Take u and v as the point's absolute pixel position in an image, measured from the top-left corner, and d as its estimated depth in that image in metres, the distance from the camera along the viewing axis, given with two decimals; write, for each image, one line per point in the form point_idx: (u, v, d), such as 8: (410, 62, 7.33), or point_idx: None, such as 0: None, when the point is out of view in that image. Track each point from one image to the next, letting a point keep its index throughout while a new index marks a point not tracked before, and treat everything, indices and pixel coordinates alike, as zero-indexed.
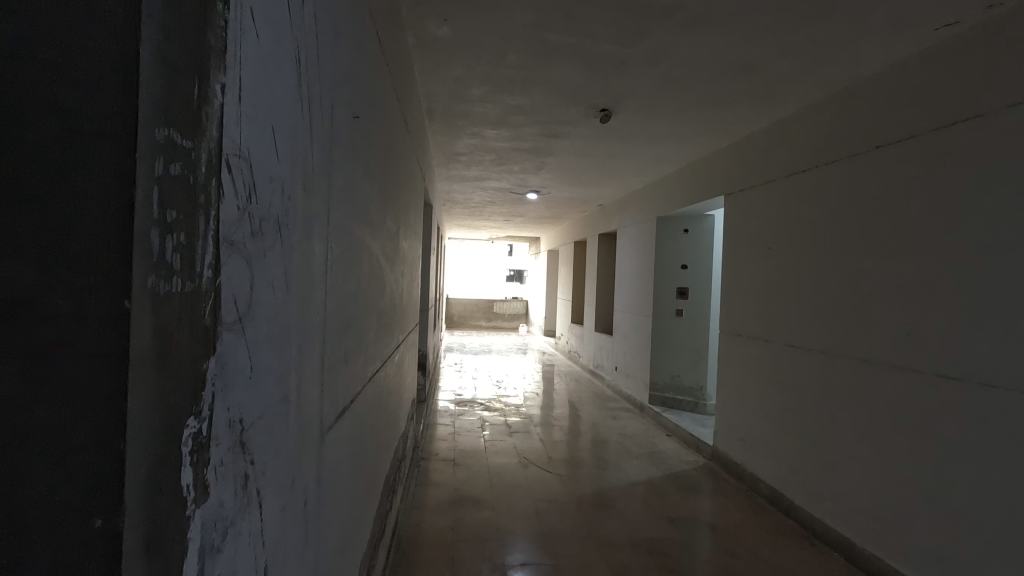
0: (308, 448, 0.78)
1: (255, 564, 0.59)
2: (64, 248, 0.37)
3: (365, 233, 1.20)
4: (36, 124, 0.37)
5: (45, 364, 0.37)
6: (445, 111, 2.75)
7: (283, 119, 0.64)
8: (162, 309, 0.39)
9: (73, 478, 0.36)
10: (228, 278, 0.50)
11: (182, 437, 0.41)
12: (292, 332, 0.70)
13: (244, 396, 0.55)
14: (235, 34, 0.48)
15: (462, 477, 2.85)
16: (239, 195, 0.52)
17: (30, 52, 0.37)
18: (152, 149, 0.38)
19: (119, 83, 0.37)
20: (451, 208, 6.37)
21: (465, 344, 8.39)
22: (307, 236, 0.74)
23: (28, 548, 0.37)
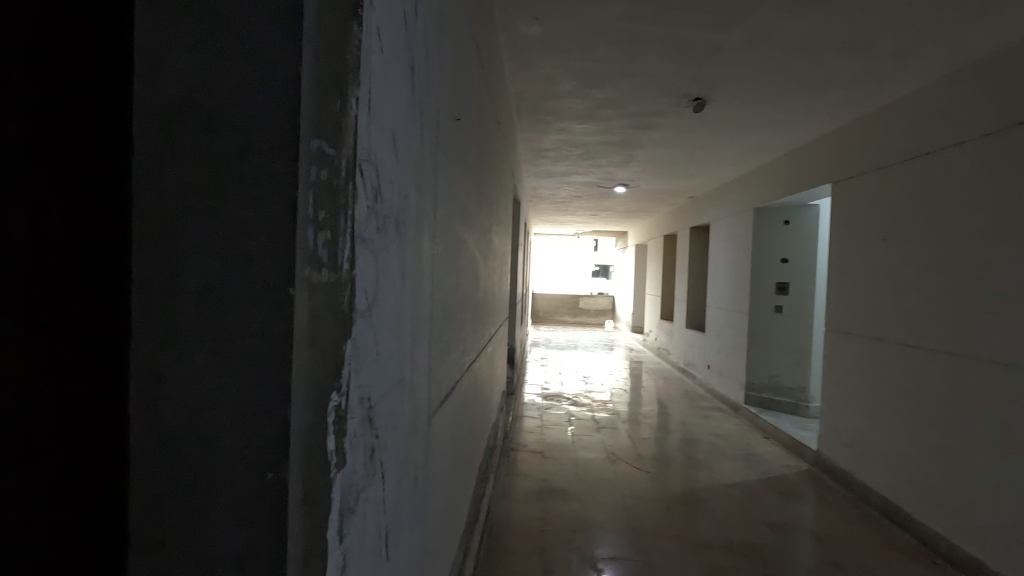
0: (418, 428, 0.84)
1: (379, 529, 0.65)
2: (240, 242, 0.43)
3: (463, 230, 1.26)
4: (216, 139, 0.44)
5: (223, 343, 0.44)
6: (533, 108, 2.79)
7: (401, 124, 0.70)
8: (314, 297, 0.46)
9: (249, 440, 0.43)
10: (361, 270, 0.56)
11: (327, 408, 0.48)
12: (407, 322, 0.76)
13: (371, 375, 0.61)
14: (367, 51, 0.54)
15: (551, 468, 2.90)
16: (369, 195, 0.58)
17: (215, 81, 0.43)
18: (309, 158, 0.44)
19: (285, 101, 0.43)
20: (538, 205, 6.43)
21: (551, 339, 8.45)
22: (418, 232, 0.80)
23: (211, 494, 0.44)
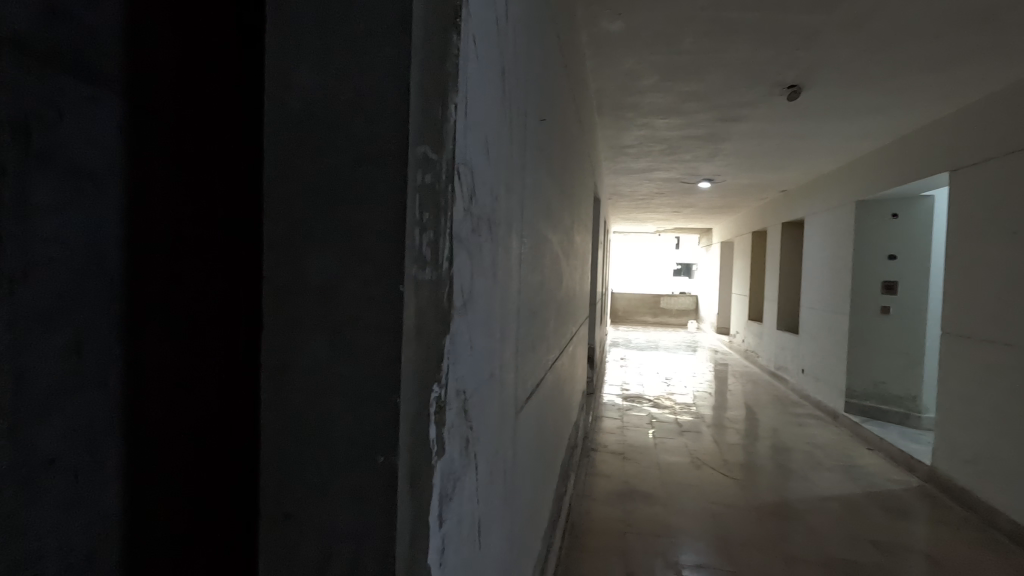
0: (506, 423, 0.86)
1: (472, 517, 0.68)
2: (354, 242, 0.47)
3: (548, 229, 1.28)
4: (332, 148, 0.47)
5: (339, 334, 0.47)
6: (614, 105, 2.76)
7: (493, 127, 0.72)
8: (419, 293, 0.49)
9: (364, 423, 0.47)
10: (459, 268, 0.59)
11: (430, 398, 0.51)
12: (497, 318, 0.79)
13: (466, 369, 0.64)
14: (465, 58, 0.56)
15: (632, 470, 2.85)
16: (465, 197, 0.60)
17: (332, 95, 0.47)
18: (415, 163, 0.47)
19: (394, 110, 0.46)
20: (617, 202, 6.33)
21: (631, 340, 8.29)
22: (507, 231, 0.82)
23: (329, 472, 0.48)
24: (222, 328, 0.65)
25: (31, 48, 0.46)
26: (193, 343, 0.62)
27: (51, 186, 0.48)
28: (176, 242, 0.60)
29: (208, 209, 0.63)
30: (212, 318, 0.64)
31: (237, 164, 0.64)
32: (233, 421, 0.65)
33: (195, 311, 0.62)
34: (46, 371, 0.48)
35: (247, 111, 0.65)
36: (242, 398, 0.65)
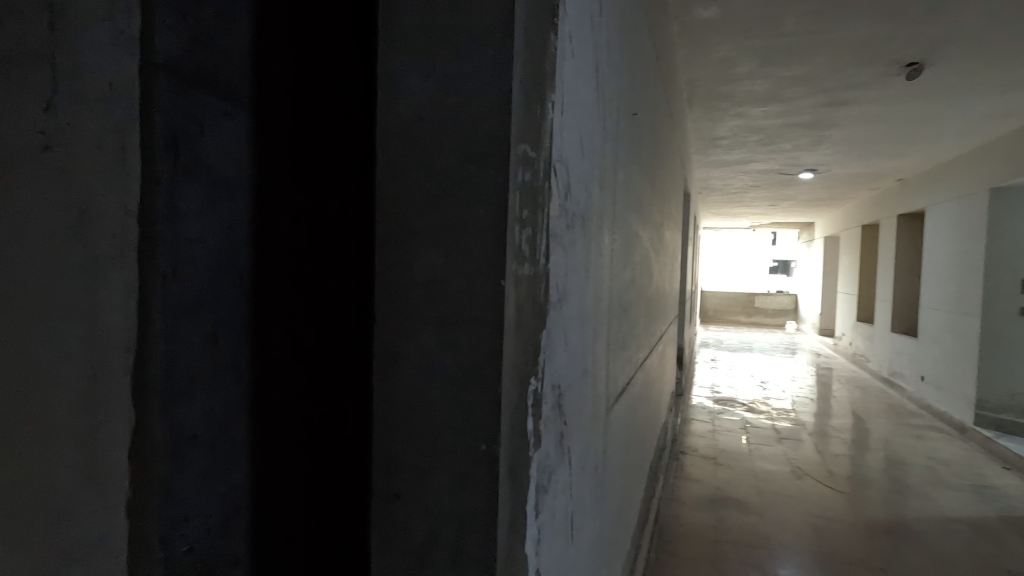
0: (597, 419, 0.86)
1: (566, 510, 0.69)
2: (458, 240, 0.49)
3: (638, 225, 1.26)
4: (438, 151, 0.50)
5: (444, 327, 0.50)
6: (706, 95, 2.64)
7: (587, 123, 0.72)
8: (519, 290, 0.50)
9: (467, 412, 0.49)
10: (555, 265, 0.59)
11: (527, 392, 0.52)
12: (589, 315, 0.78)
13: (561, 364, 0.64)
14: (562, 56, 0.57)
15: (725, 477, 2.73)
16: (561, 194, 0.61)
17: (438, 100, 0.50)
18: (516, 162, 0.49)
19: (495, 111, 0.48)
20: (709, 196, 6.06)
21: (722, 340, 7.91)
22: (599, 227, 0.82)
23: (434, 457, 0.50)
24: (336, 326, 0.70)
25: (179, 75, 0.54)
26: (311, 339, 0.68)
27: (192, 194, 0.55)
28: (297, 242, 0.66)
29: (323, 216, 0.68)
30: (329, 316, 0.69)
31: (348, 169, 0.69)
32: (345, 414, 0.69)
33: (313, 309, 0.68)
34: (190, 355, 0.56)
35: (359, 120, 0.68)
36: (353, 389, 0.70)
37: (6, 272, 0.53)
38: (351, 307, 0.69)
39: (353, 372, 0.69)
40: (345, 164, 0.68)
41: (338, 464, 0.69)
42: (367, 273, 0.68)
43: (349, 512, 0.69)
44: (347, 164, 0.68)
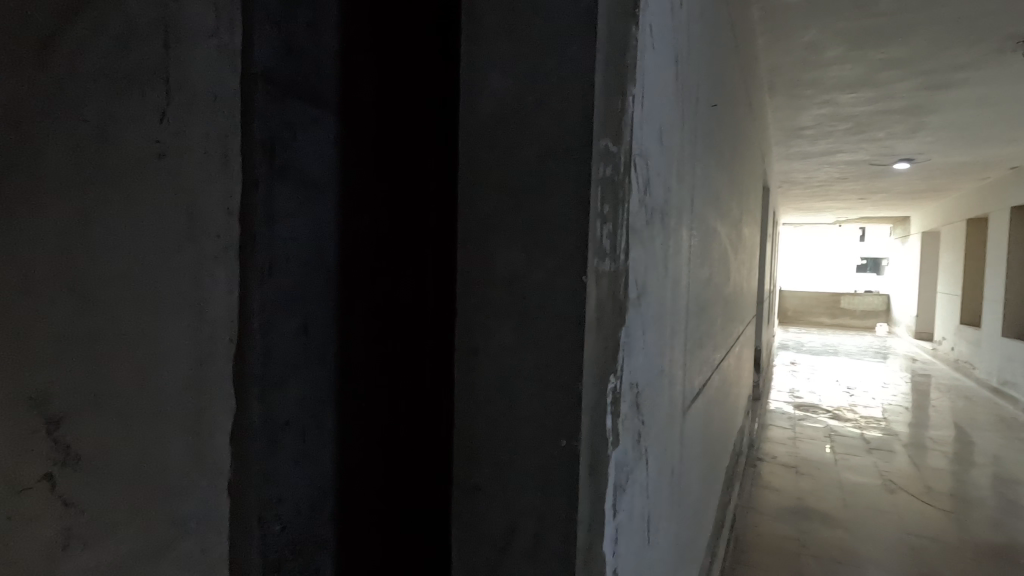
0: (674, 421, 0.84)
1: (643, 512, 0.67)
2: (540, 235, 0.49)
3: (716, 220, 1.21)
4: (519, 147, 0.50)
5: (525, 322, 0.50)
6: (789, 83, 2.50)
7: (667, 116, 0.70)
8: (600, 286, 0.50)
9: (546, 408, 0.49)
10: (635, 261, 0.58)
11: (608, 389, 0.52)
12: (667, 313, 0.76)
13: (639, 363, 0.63)
14: (643, 46, 0.56)
15: (807, 487, 2.58)
16: (641, 188, 0.60)
17: (520, 97, 0.50)
18: (599, 155, 0.48)
19: (577, 105, 0.48)
20: (790, 190, 5.73)
21: (803, 343, 7.47)
22: (678, 223, 0.79)
23: (514, 450, 0.51)
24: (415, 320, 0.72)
25: (276, 82, 0.57)
26: (391, 333, 0.71)
27: (286, 195, 0.59)
28: (379, 240, 0.69)
29: (402, 217, 0.72)
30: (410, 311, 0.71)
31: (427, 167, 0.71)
32: (429, 402, 0.74)
33: (394, 304, 0.71)
34: (285, 346, 0.59)
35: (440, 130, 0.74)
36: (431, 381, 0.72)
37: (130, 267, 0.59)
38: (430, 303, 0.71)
39: (433, 363, 0.74)
40: (427, 170, 0.73)
41: (422, 450, 0.74)
42: (448, 270, 0.74)
43: (432, 495, 0.74)
44: (429, 171, 0.74)
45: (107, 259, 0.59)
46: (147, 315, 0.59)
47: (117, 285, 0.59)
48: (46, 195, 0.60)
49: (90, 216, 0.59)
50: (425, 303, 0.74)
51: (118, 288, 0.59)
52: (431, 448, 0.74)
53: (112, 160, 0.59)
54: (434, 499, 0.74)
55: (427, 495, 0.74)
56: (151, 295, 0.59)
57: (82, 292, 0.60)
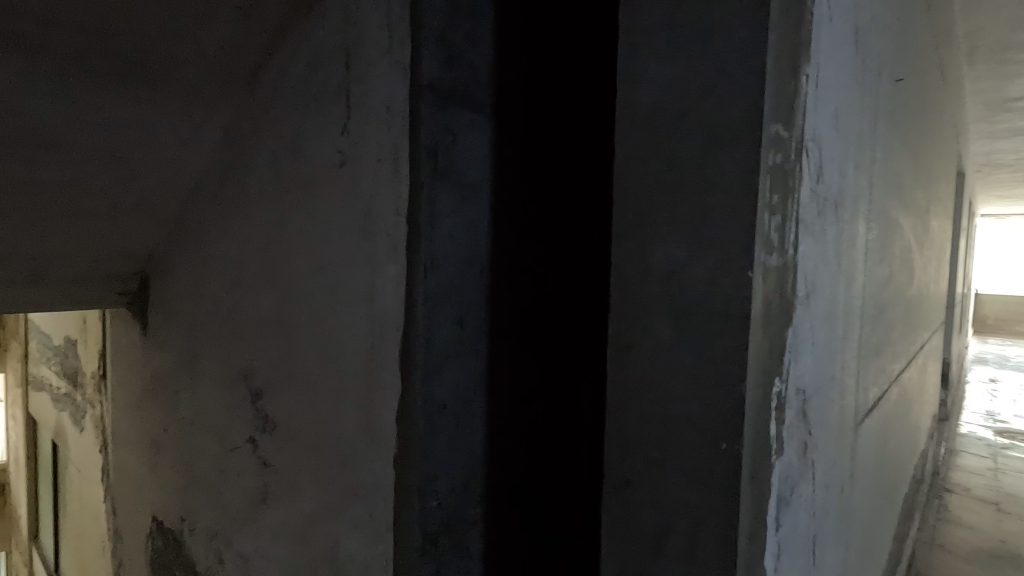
0: (846, 435, 0.75)
1: (808, 531, 0.61)
2: (701, 229, 0.48)
3: (899, 212, 1.06)
4: (679, 138, 0.49)
5: (684, 318, 0.49)
6: (996, 47, 2.11)
7: (844, 96, 0.63)
8: (768, 282, 0.47)
9: (705, 408, 0.48)
10: (804, 259, 0.53)
11: (772, 394, 0.48)
12: (839, 315, 0.69)
13: (807, 368, 0.58)
14: (819, 20, 0.51)
15: (1014, 529, 2.15)
16: (814, 177, 0.54)
17: (682, 86, 0.49)
18: (768, 141, 0.45)
19: (745, 90, 0.45)
20: (993, 175, 4.81)
21: (1009, 358, 6.22)
22: (854, 215, 0.71)
23: (668, 448, 0.50)
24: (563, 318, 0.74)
25: (439, 93, 0.62)
26: (538, 330, 0.73)
27: (447, 196, 0.64)
28: (528, 239, 0.71)
29: (551, 217, 0.73)
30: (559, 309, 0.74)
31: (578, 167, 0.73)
32: (580, 398, 0.75)
33: (541, 301, 0.73)
34: (443, 335, 0.64)
35: (596, 129, 0.74)
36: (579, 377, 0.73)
37: (334, 279, 0.77)
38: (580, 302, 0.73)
39: (591, 362, 0.74)
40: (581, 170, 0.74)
41: (571, 444, 0.76)
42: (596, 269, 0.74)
43: (583, 491, 0.75)
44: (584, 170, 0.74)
45: (324, 270, 0.79)
46: (342, 315, 0.76)
47: (328, 290, 0.78)
48: (300, 225, 0.84)
49: (314, 239, 0.81)
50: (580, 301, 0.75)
51: (330, 296, 0.78)
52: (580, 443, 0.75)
53: (326, 196, 0.78)
54: (585, 496, 0.75)
55: (574, 487, 0.76)
56: (346, 298, 0.75)
57: (309, 292, 0.83)
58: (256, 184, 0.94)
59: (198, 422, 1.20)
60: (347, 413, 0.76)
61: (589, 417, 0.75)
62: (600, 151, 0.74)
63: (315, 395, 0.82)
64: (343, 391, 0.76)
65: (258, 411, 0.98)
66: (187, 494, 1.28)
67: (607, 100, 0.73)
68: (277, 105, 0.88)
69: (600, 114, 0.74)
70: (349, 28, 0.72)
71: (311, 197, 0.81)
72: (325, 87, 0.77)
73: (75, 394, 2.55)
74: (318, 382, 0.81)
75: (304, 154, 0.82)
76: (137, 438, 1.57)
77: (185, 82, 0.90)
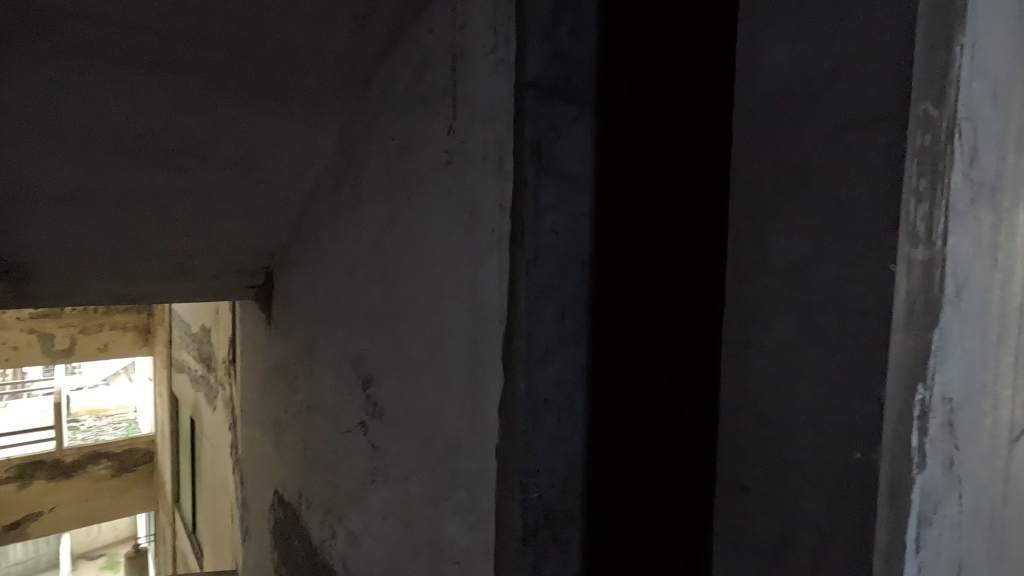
0: (1003, 453, 0.66)
1: (952, 554, 0.55)
2: (833, 220, 0.45)
3: None
4: (808, 123, 0.47)
5: (811, 314, 0.47)
6: None
7: (1007, 64, 0.55)
8: (911, 277, 0.42)
9: (837, 414, 0.46)
10: (957, 246, 0.43)
11: (912, 403, 0.42)
12: (998, 315, 0.60)
13: (956, 374, 0.51)
14: None
15: None
16: (969, 159, 0.48)
17: (812, 68, 0.46)
18: (913, 121, 0.41)
19: (887, 68, 0.42)
20: None
21: None
22: (1017, 201, 0.62)
23: (793, 454, 0.49)
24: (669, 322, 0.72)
25: (543, 88, 0.63)
26: (643, 335, 0.71)
27: (551, 191, 0.64)
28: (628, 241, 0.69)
29: (653, 213, 0.70)
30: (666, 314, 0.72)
31: (689, 165, 0.71)
32: (686, 401, 0.72)
33: (643, 305, 0.71)
34: (546, 329, 0.65)
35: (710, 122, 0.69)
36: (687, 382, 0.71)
37: (440, 272, 0.80)
38: (688, 305, 0.71)
39: (700, 364, 0.71)
40: (691, 161, 0.71)
41: (675, 451, 0.73)
42: (701, 269, 0.70)
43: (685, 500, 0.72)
44: (694, 161, 0.70)
45: (430, 265, 0.83)
46: (448, 308, 0.78)
47: (434, 284, 0.82)
48: (408, 222, 0.88)
49: (422, 235, 0.85)
50: (687, 300, 0.71)
51: (436, 289, 0.81)
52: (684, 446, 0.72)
53: (432, 194, 0.81)
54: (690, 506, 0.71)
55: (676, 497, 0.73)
56: (452, 292, 0.77)
57: (416, 286, 0.87)
58: (368, 184, 1.01)
59: (315, 406, 1.31)
60: (450, 402, 0.79)
61: (693, 423, 0.71)
62: (713, 147, 0.69)
63: (421, 384, 0.86)
64: (447, 380, 0.79)
65: (368, 398, 1.05)
66: (305, 472, 1.40)
67: (726, 88, 0.68)
68: (388, 109, 0.93)
69: (715, 102, 0.69)
70: (455, 30, 0.75)
71: (419, 196, 0.85)
72: (433, 89, 0.80)
73: (209, 377, 2.86)
74: (424, 372, 0.85)
75: (412, 155, 0.86)
76: (262, 419, 1.74)
77: (307, 93, 0.98)
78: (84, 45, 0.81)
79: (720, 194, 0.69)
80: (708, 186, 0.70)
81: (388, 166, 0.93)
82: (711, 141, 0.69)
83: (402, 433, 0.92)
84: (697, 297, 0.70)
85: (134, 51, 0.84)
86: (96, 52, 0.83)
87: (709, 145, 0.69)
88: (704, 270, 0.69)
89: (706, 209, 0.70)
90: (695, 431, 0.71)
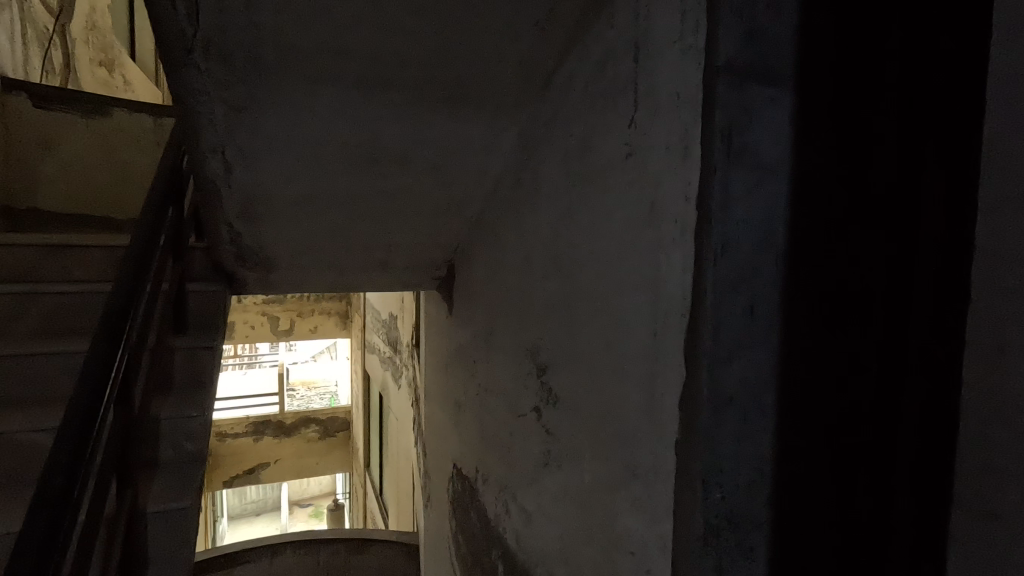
0: None
1: None
2: None
3: None
4: None
5: None
6: None
7: None
8: None
9: None
10: None
11: None
12: None
13: None
14: None
15: None
16: None
17: None
18: None
19: None
20: None
21: None
22: None
23: None
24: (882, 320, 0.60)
25: (736, 72, 0.59)
26: (847, 326, 0.63)
27: (741, 179, 0.60)
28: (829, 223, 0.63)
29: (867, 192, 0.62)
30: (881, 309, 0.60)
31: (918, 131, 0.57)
32: (901, 423, 0.59)
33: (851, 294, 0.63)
34: (733, 325, 0.61)
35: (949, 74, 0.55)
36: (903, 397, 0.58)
37: (619, 266, 0.81)
38: (908, 302, 0.58)
39: (927, 381, 0.56)
40: (918, 136, 0.57)
41: (884, 477, 0.60)
42: (925, 260, 0.56)
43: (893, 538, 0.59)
44: (921, 137, 0.57)
45: (608, 259, 0.84)
46: (626, 301, 0.79)
47: (612, 278, 0.83)
48: (586, 216, 0.91)
49: (600, 230, 0.86)
50: (906, 301, 0.58)
51: (615, 283, 0.82)
52: (896, 477, 0.59)
53: (612, 188, 0.82)
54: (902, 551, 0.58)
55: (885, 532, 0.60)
56: (631, 285, 0.78)
57: (593, 279, 0.89)
58: (547, 182, 1.05)
59: (492, 390, 1.40)
60: (626, 394, 0.79)
61: (913, 453, 0.57)
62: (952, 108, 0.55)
63: (597, 375, 0.88)
64: (623, 372, 0.80)
65: (543, 385, 1.10)
66: (482, 451, 1.51)
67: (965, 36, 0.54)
68: (567, 108, 0.96)
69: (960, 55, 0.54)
70: (639, 23, 0.75)
71: (599, 190, 0.87)
72: (614, 84, 0.81)
73: (396, 358, 3.23)
74: (600, 364, 0.87)
75: (592, 150, 0.88)
76: (444, 399, 1.91)
77: (493, 99, 1.05)
78: (317, 74, 0.95)
79: (963, 174, 0.53)
80: (941, 161, 0.55)
81: (568, 163, 0.96)
82: (947, 108, 0.55)
83: (577, 420, 0.95)
84: (922, 294, 0.57)
85: (354, 77, 0.97)
86: (326, 80, 0.97)
87: (946, 109, 0.55)
88: (932, 266, 0.55)
89: (941, 189, 0.55)
90: (911, 462, 0.57)
